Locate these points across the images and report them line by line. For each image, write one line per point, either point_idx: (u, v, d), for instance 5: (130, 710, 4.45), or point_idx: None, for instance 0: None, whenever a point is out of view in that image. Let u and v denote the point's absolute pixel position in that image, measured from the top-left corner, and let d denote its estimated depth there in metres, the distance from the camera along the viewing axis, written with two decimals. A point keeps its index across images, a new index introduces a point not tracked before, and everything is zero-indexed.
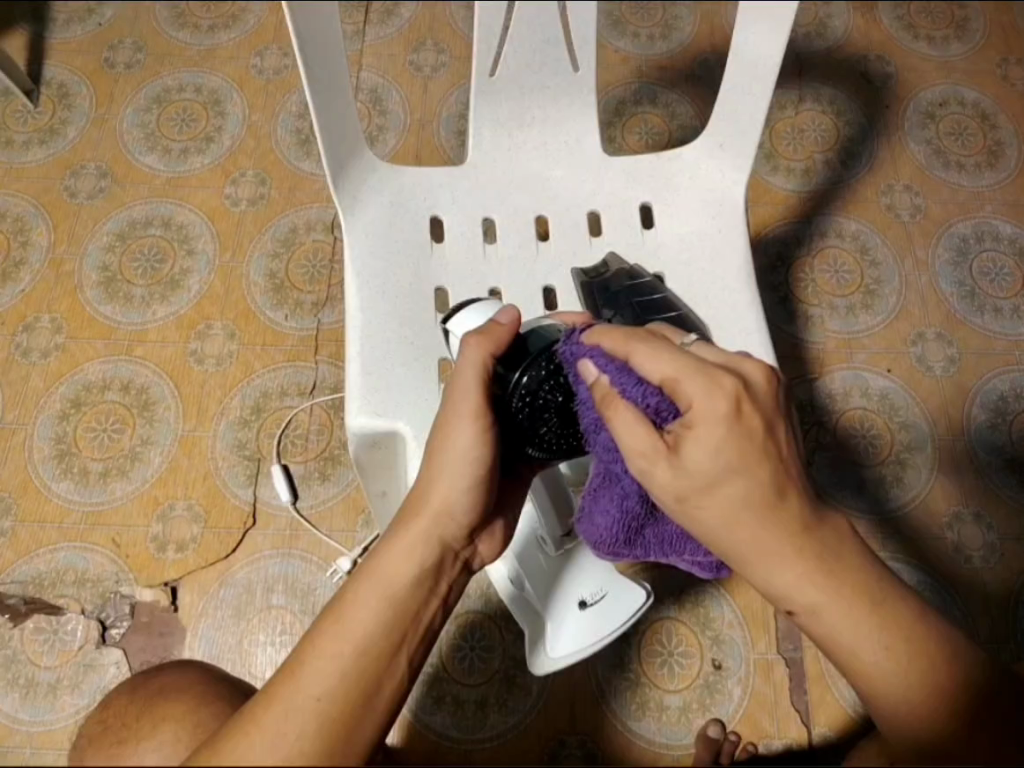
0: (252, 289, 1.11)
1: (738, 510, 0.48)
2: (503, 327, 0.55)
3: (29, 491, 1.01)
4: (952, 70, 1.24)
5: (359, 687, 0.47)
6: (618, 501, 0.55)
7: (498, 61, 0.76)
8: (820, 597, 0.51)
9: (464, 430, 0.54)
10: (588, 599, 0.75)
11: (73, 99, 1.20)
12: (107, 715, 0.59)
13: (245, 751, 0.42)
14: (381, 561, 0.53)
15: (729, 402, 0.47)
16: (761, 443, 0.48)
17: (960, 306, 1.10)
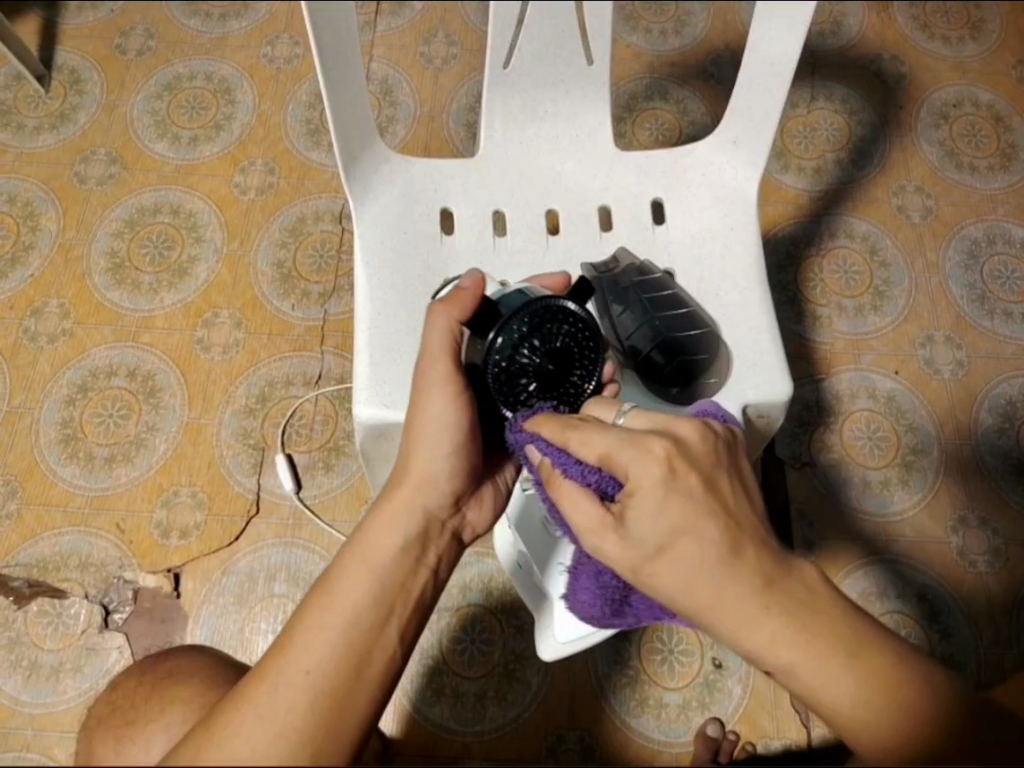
0: (259, 278, 1.11)
1: (693, 576, 0.46)
2: (467, 291, 0.57)
3: (34, 475, 1.01)
4: (967, 71, 1.23)
5: (349, 660, 0.47)
6: (594, 580, 0.61)
7: (512, 54, 0.75)
8: (790, 653, 0.47)
9: (439, 396, 0.55)
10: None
11: (84, 85, 1.20)
12: (119, 693, 0.61)
13: (237, 725, 0.43)
14: (366, 533, 0.53)
15: (662, 465, 0.46)
16: (703, 500, 0.46)
17: (970, 309, 1.10)
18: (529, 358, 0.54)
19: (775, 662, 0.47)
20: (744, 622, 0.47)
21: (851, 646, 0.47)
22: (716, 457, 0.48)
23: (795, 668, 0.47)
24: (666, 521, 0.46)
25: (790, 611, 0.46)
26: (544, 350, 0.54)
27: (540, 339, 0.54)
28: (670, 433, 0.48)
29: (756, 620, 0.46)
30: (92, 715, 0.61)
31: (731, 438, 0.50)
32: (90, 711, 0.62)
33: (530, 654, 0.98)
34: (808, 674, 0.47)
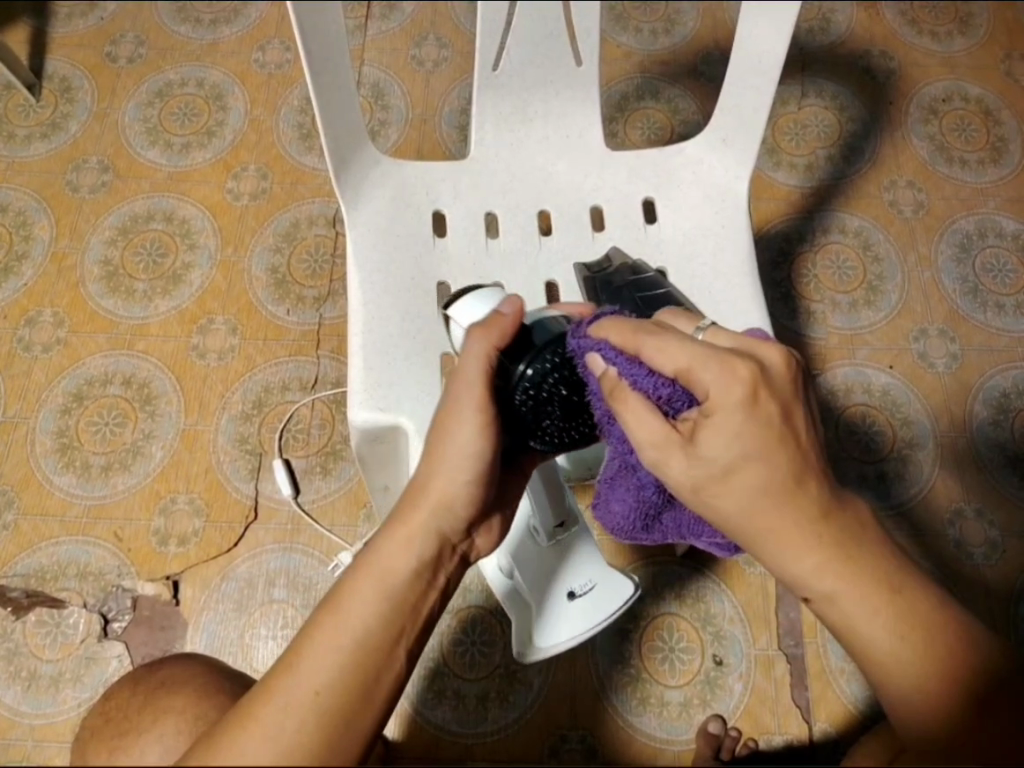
0: (254, 283, 1.11)
1: (755, 499, 0.48)
2: (507, 317, 0.55)
3: (31, 485, 1.01)
4: (956, 65, 1.24)
5: (358, 682, 0.47)
6: (634, 490, 0.56)
7: (501, 55, 0.75)
8: (839, 585, 0.49)
9: (467, 422, 0.53)
10: (577, 591, 0.73)
11: (75, 93, 1.20)
12: (112, 705, 0.60)
13: (243, 742, 0.43)
14: (380, 552, 0.52)
15: (745, 389, 0.46)
16: (778, 430, 0.47)
17: (963, 302, 1.10)
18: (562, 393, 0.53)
19: (817, 591, 0.50)
20: (794, 549, 0.49)
21: (891, 590, 0.50)
22: (796, 385, 0.48)
23: (837, 598, 0.50)
24: (739, 445, 0.46)
25: (843, 546, 0.49)
26: (574, 379, 0.53)
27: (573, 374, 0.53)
28: (755, 357, 0.48)
29: (807, 550, 0.49)
30: (86, 726, 0.61)
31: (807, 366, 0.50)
32: (83, 724, 0.62)
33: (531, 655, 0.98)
34: (847, 607, 0.50)
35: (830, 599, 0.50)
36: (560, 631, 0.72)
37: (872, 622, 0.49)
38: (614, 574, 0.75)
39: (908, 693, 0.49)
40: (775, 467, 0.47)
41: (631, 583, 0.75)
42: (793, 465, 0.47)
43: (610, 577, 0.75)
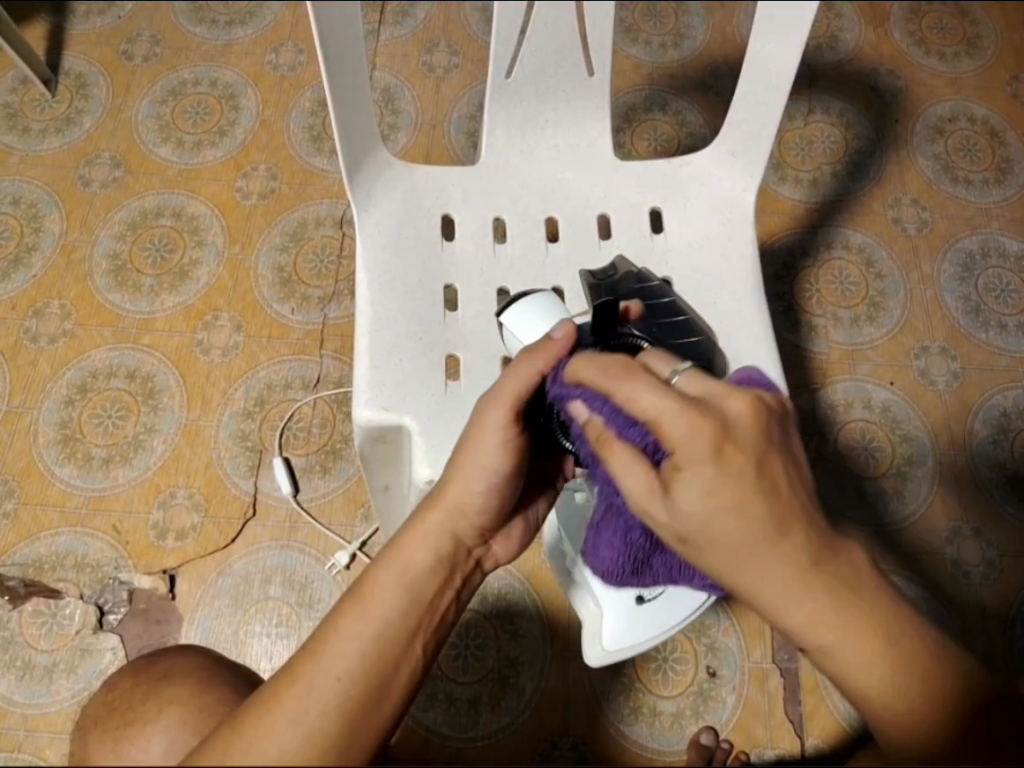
0: (260, 281, 1.12)
1: (732, 550, 0.46)
2: (557, 342, 0.56)
3: (32, 474, 1.02)
4: (963, 87, 1.25)
5: (378, 671, 0.49)
6: (620, 534, 0.57)
7: (514, 62, 0.76)
8: (831, 637, 0.48)
9: (495, 436, 0.55)
10: (646, 593, 0.68)
11: (90, 90, 1.21)
12: (114, 696, 0.60)
13: (265, 722, 0.44)
14: (399, 549, 0.54)
15: (712, 445, 0.44)
16: (750, 477, 0.44)
17: (965, 320, 1.11)
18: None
19: (810, 642, 0.48)
20: (782, 599, 0.47)
21: (888, 634, 0.48)
22: (768, 432, 0.45)
23: (832, 651, 0.48)
24: (715, 502, 0.45)
25: (836, 594, 0.47)
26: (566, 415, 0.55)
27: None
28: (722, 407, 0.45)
29: (794, 603, 0.47)
30: (86, 716, 0.61)
31: (783, 410, 0.47)
32: (84, 711, 0.61)
33: (525, 661, 0.99)
34: (846, 656, 0.48)
35: (823, 650, 0.49)
36: (627, 635, 0.68)
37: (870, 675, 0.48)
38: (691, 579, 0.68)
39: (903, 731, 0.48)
40: (731, 531, 0.45)
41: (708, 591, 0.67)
42: (771, 514, 0.45)
43: (687, 580, 0.68)
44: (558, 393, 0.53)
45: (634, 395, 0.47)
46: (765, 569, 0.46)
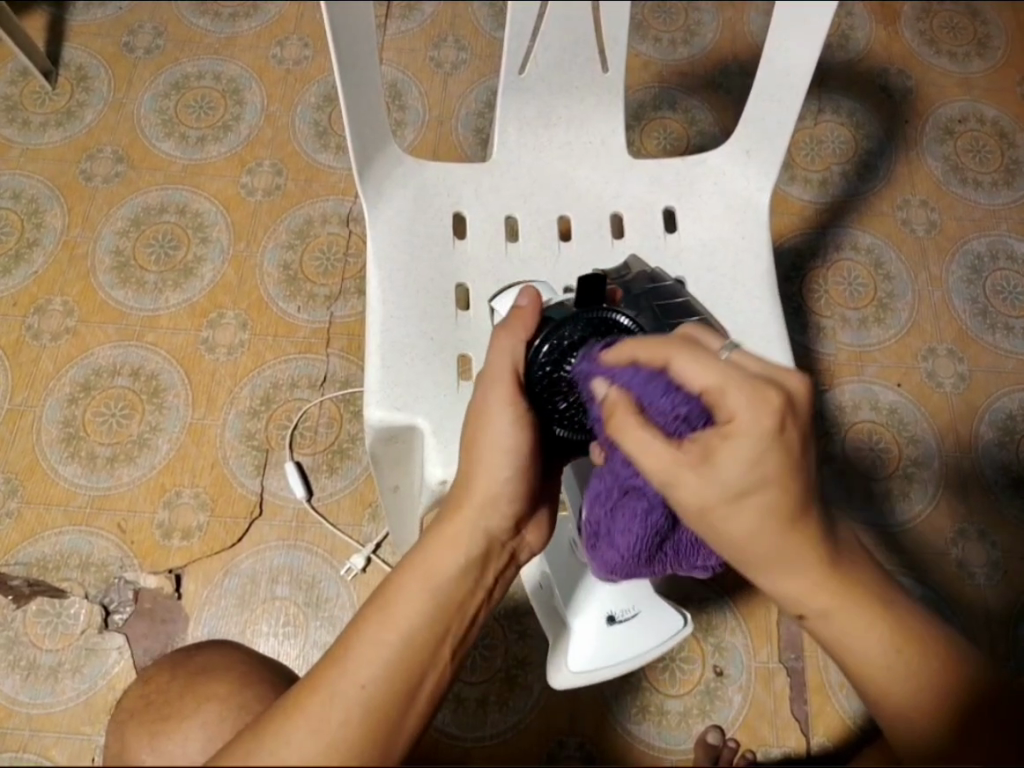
0: (265, 279, 1.11)
1: (761, 524, 0.51)
2: (526, 308, 0.59)
3: (36, 474, 1.01)
4: (972, 88, 1.24)
5: (404, 676, 0.50)
6: (641, 518, 0.56)
7: (528, 59, 0.75)
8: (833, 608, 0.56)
9: (502, 418, 0.57)
10: (617, 615, 0.71)
11: (91, 82, 1.19)
12: (151, 687, 0.60)
13: (287, 732, 0.45)
14: (429, 551, 0.56)
15: (774, 418, 0.48)
16: (796, 458, 0.49)
17: (972, 322, 1.11)
18: (571, 371, 0.56)
19: (811, 609, 0.56)
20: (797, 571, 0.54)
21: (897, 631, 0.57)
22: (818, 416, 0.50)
23: (831, 615, 0.56)
24: (754, 465, 0.48)
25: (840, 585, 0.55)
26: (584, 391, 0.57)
27: (582, 353, 0.56)
28: (782, 384, 0.49)
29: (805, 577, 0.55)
30: (122, 706, 0.60)
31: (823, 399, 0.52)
32: (121, 700, 0.61)
33: (532, 660, 0.99)
34: (842, 622, 0.56)
35: (826, 622, 0.56)
36: (598, 655, 0.70)
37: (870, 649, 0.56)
38: (663, 605, 0.72)
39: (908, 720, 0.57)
40: (758, 503, 0.50)
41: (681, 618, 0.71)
42: (805, 493, 0.50)
43: (656, 605, 0.72)
44: (586, 368, 0.54)
45: (684, 369, 0.50)
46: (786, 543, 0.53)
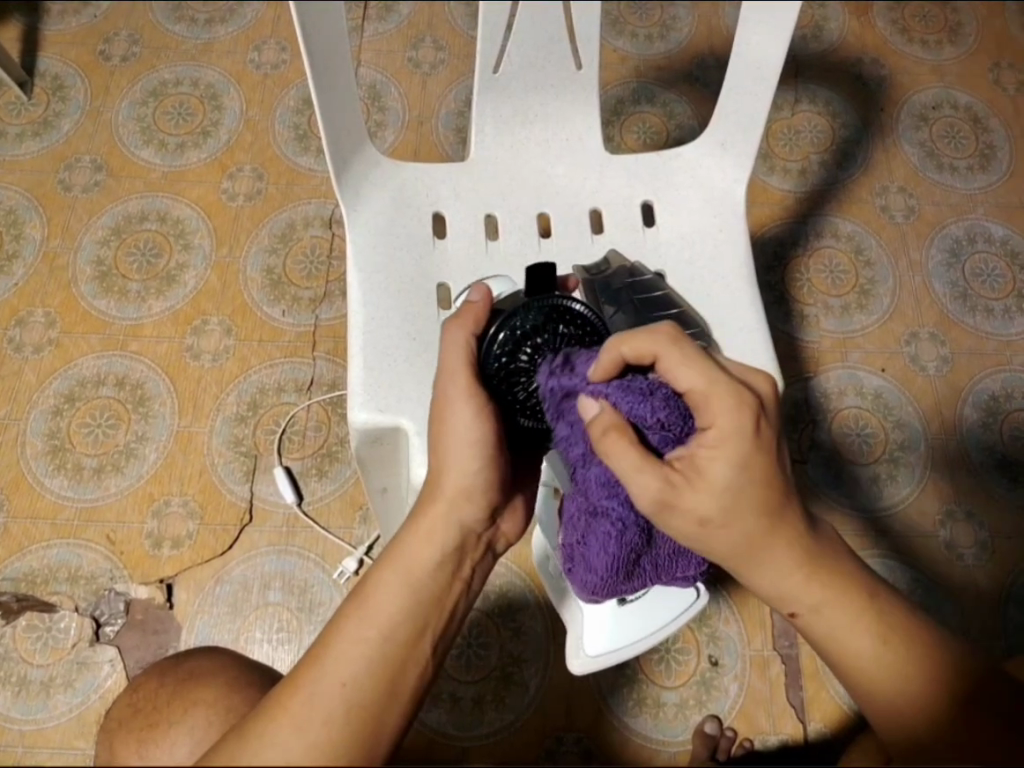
0: (249, 284, 1.10)
1: (751, 525, 0.54)
2: (478, 305, 0.60)
3: (22, 487, 1.00)
4: (945, 74, 1.26)
5: (384, 673, 0.50)
6: (617, 538, 0.56)
7: (502, 58, 0.75)
8: (821, 598, 0.58)
9: (462, 411, 0.57)
10: (628, 596, 0.66)
11: (68, 91, 1.19)
12: (139, 696, 0.60)
13: (270, 732, 0.46)
14: (404, 547, 0.56)
15: (752, 418, 0.51)
16: (773, 464, 0.52)
17: (953, 305, 1.12)
18: (527, 360, 0.59)
19: (800, 608, 0.58)
20: (781, 573, 0.57)
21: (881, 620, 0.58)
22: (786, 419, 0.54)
23: (821, 610, 0.58)
24: (741, 471, 0.51)
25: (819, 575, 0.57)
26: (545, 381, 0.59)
27: (539, 343, 0.59)
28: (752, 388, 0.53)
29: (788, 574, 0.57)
30: (111, 717, 0.60)
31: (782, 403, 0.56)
32: (109, 710, 0.61)
33: (528, 657, 0.99)
34: (831, 617, 0.58)
35: (813, 613, 0.58)
36: (613, 640, 0.66)
37: (860, 641, 0.58)
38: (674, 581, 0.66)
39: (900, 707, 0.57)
40: (744, 502, 0.52)
41: (693, 592, 0.66)
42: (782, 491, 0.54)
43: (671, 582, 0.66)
44: (559, 386, 0.56)
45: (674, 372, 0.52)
46: (772, 548, 0.55)
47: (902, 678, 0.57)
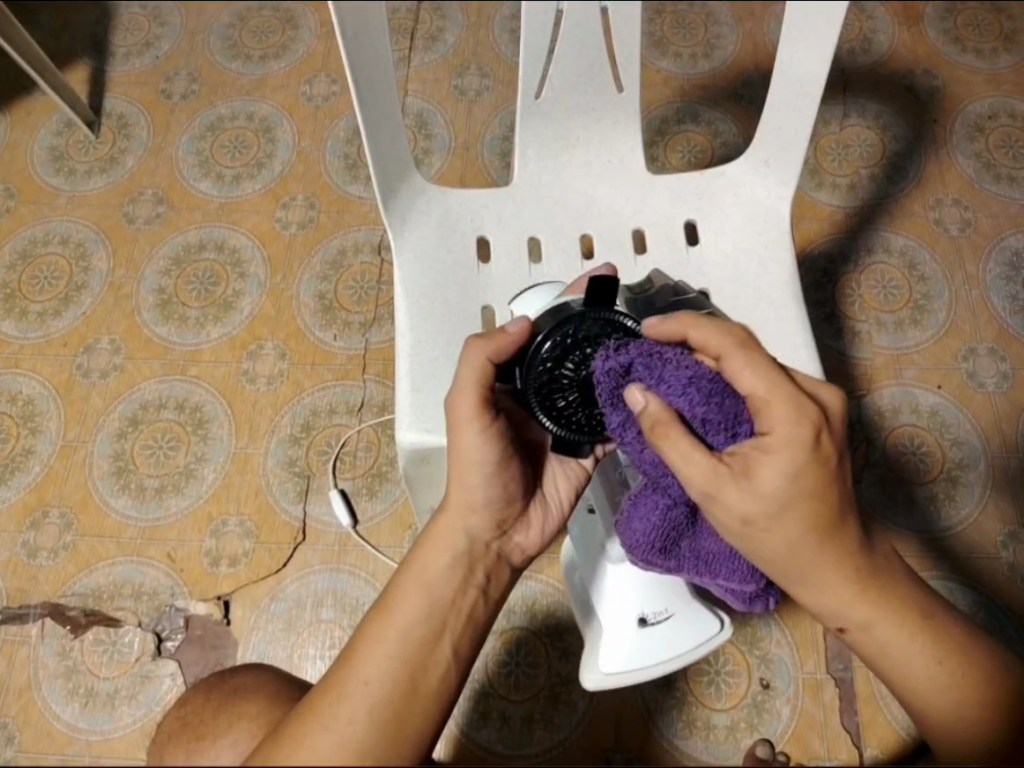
0: (301, 309, 1.14)
1: (799, 539, 0.52)
2: (510, 337, 0.58)
3: (89, 507, 1.04)
4: (1001, 83, 1.22)
5: (406, 675, 0.52)
6: (660, 510, 0.58)
7: (543, 84, 0.75)
8: (871, 614, 0.55)
9: (470, 431, 0.57)
10: (649, 617, 0.73)
11: (132, 129, 1.24)
12: (186, 711, 0.61)
13: (303, 737, 0.47)
14: (417, 558, 0.58)
15: (811, 430, 0.50)
16: (833, 468, 0.51)
17: (1013, 320, 1.09)
18: (572, 370, 0.58)
19: (849, 621, 0.56)
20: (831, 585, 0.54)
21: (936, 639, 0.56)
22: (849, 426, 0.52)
23: (871, 626, 0.56)
24: (790, 477, 0.50)
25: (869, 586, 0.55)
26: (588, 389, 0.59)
27: (583, 355, 0.58)
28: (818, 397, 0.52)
29: (841, 584, 0.54)
30: (161, 729, 0.62)
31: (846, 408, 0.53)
32: (160, 725, 0.62)
33: (577, 677, 0.99)
34: (882, 633, 0.56)
35: (863, 627, 0.56)
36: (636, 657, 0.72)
37: (914, 661, 0.56)
38: (696, 609, 0.73)
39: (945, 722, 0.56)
40: (791, 520, 0.51)
41: (715, 622, 0.72)
42: (840, 504, 0.52)
43: (689, 605, 0.73)
44: (610, 366, 0.54)
45: (738, 375, 0.51)
46: (823, 555, 0.53)
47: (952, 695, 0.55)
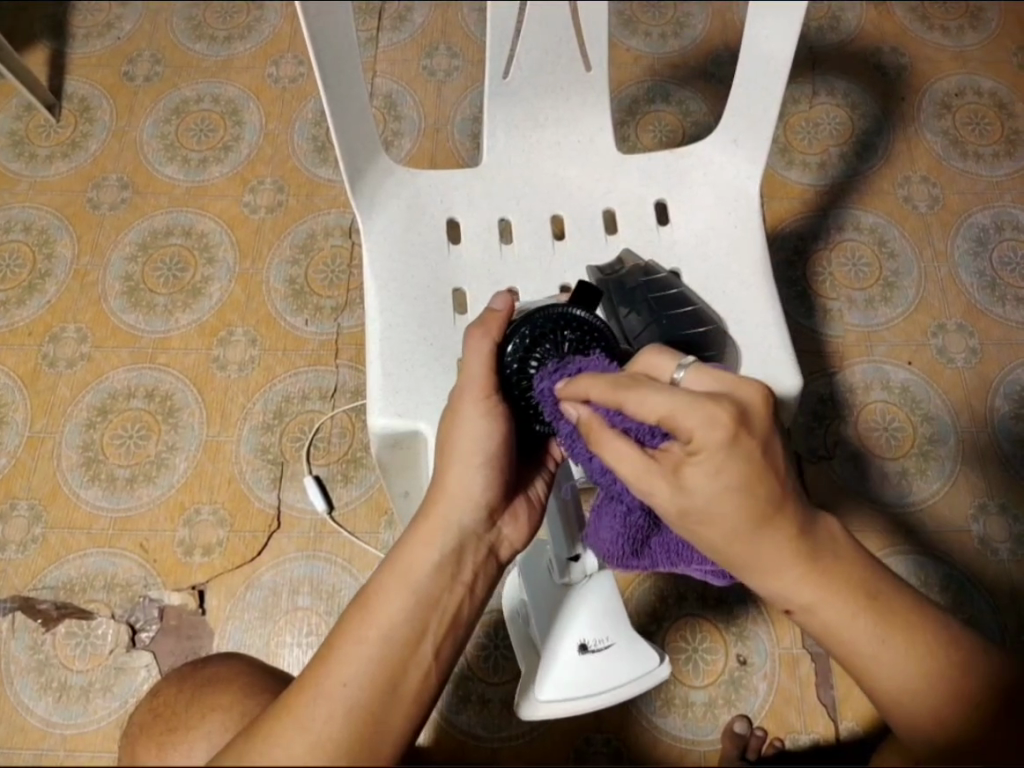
0: (272, 295, 1.12)
1: (759, 506, 0.50)
2: (499, 313, 0.60)
3: (58, 498, 1.03)
4: (967, 61, 1.23)
5: (386, 674, 0.49)
6: (620, 518, 0.58)
7: (511, 63, 0.75)
8: (816, 595, 0.53)
9: (471, 414, 0.57)
10: (589, 643, 0.65)
11: (94, 113, 1.22)
12: (159, 702, 0.60)
13: (277, 734, 0.45)
14: (403, 551, 0.55)
15: (726, 430, 0.48)
16: (758, 463, 0.49)
17: (981, 296, 1.10)
18: (538, 368, 0.58)
19: (794, 602, 0.54)
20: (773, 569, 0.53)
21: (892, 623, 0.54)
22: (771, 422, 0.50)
23: (816, 608, 0.54)
24: (720, 481, 0.49)
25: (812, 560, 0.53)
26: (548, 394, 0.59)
27: (548, 345, 0.58)
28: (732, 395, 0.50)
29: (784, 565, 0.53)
30: (132, 724, 0.61)
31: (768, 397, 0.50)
32: (133, 717, 0.62)
33: None
34: (826, 613, 0.54)
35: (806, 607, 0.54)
36: (567, 684, 0.63)
37: (859, 639, 0.54)
38: (640, 642, 0.66)
39: (901, 702, 0.54)
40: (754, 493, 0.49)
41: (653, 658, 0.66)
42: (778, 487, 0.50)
43: (634, 643, 0.66)
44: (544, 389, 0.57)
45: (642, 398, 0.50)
46: (760, 544, 0.52)
47: (905, 675, 0.53)
